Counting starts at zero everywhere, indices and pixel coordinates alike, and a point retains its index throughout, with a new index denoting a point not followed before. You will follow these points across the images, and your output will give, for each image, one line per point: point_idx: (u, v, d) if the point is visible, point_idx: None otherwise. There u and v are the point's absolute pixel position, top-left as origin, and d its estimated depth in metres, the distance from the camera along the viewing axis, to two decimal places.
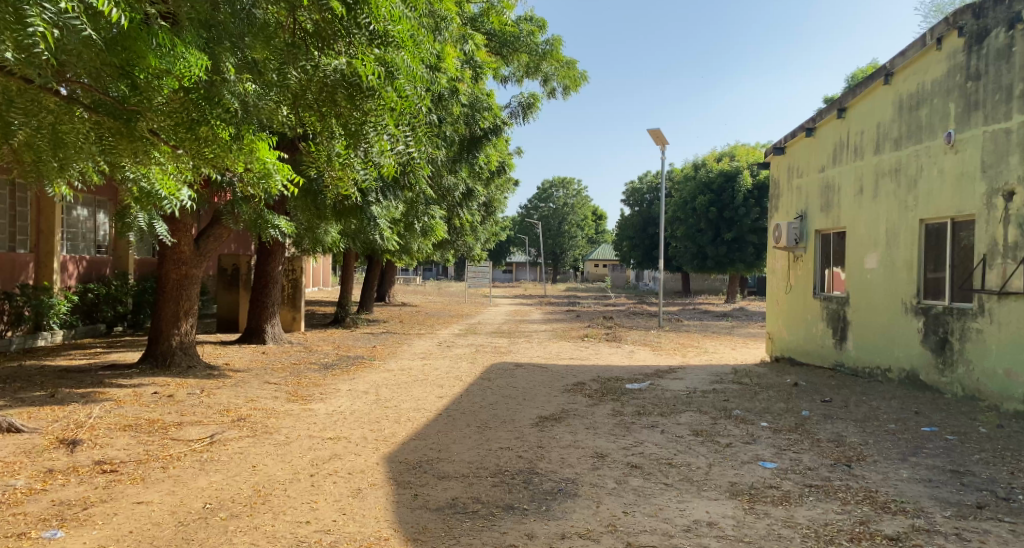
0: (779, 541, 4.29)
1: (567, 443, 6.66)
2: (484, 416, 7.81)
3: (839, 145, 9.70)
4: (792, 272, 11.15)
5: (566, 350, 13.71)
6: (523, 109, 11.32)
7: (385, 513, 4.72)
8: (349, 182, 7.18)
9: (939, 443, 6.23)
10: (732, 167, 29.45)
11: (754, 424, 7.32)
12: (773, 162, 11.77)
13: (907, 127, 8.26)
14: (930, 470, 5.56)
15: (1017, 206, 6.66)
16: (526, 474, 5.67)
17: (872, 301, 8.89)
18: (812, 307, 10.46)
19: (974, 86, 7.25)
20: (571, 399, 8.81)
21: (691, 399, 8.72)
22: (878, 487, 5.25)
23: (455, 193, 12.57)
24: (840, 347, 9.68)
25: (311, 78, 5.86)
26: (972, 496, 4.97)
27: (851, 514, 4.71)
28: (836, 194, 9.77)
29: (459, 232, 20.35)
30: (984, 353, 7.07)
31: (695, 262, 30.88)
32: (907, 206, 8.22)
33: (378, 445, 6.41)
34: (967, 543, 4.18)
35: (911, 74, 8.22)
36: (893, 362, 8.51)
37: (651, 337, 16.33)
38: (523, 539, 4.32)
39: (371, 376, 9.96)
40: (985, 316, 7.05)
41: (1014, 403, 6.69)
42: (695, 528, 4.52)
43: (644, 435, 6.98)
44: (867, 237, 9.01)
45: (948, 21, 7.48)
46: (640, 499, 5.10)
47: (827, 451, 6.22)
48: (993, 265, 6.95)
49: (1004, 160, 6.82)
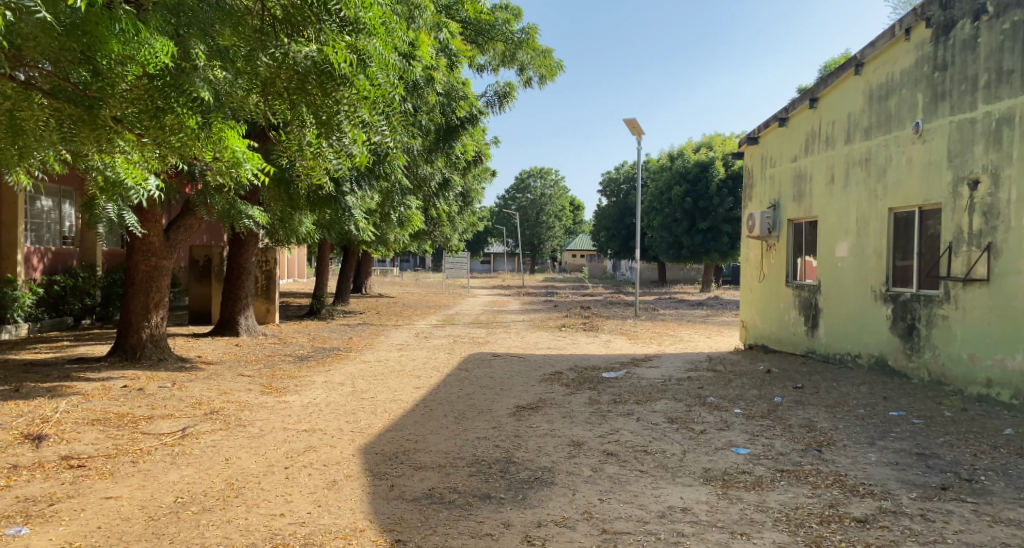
0: (751, 525, 4.36)
1: (544, 432, 6.69)
2: (461, 406, 7.81)
3: (810, 136, 9.83)
4: (765, 261, 11.30)
5: (544, 340, 13.75)
6: (500, 99, 11.21)
7: (361, 504, 4.70)
8: (322, 172, 6.98)
9: (906, 427, 6.36)
10: (707, 157, 29.78)
11: (728, 410, 7.43)
12: (748, 152, 11.85)
13: (876, 117, 8.40)
14: (897, 453, 5.69)
15: (982, 194, 6.82)
16: (504, 463, 5.69)
17: (842, 288, 9.07)
18: (785, 295, 10.62)
19: (941, 76, 7.36)
20: (549, 388, 8.84)
21: (667, 387, 8.82)
22: (847, 471, 5.35)
23: (431, 184, 12.48)
24: (811, 334, 9.85)
25: (280, 66, 5.77)
26: (936, 477, 5.10)
27: (821, 497, 4.81)
28: (809, 183, 9.91)
29: (437, 223, 20.22)
30: (950, 338, 7.22)
31: (671, 253, 31.05)
32: (877, 195, 8.36)
33: (354, 436, 6.38)
34: (932, 523, 4.29)
35: (880, 64, 8.35)
36: (862, 348, 8.69)
37: (628, 326, 16.47)
38: (500, 528, 4.34)
39: (346, 368, 9.89)
40: (951, 303, 7.19)
41: (977, 387, 6.88)
42: (669, 514, 4.58)
43: (620, 423, 7.04)
44: (838, 226, 9.15)
45: (915, 12, 7.58)
46: (616, 486, 5.14)
47: (799, 437, 6.33)
48: (959, 252, 7.09)
49: (970, 149, 6.97)
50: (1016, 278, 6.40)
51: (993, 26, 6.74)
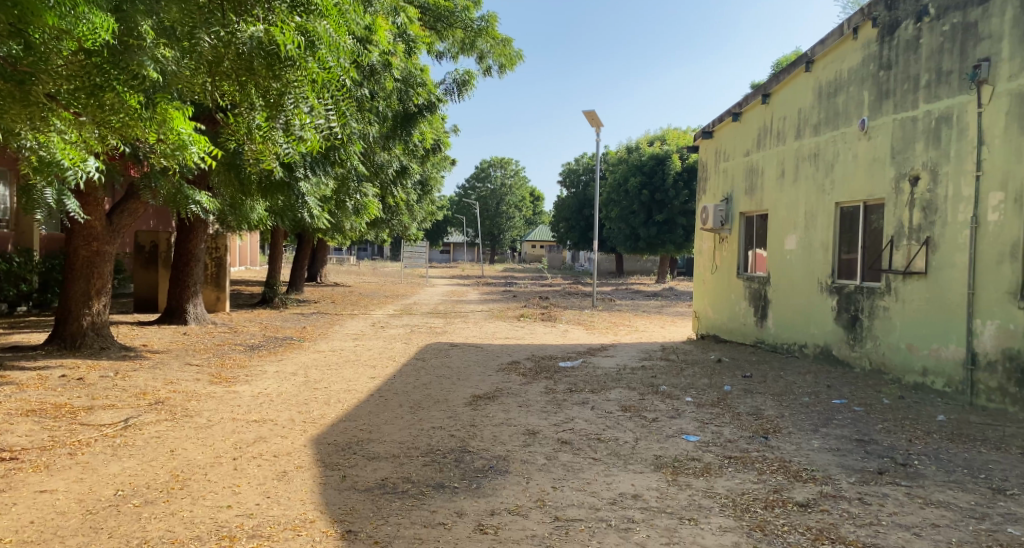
0: (699, 511, 4.47)
1: (500, 421, 6.71)
2: (417, 396, 7.77)
3: (762, 131, 10.05)
4: (717, 253, 11.53)
5: (502, 330, 13.78)
6: (459, 87, 11.04)
7: (311, 495, 4.64)
8: (272, 157, 6.77)
9: (847, 415, 6.61)
10: (662, 151, 30.23)
11: (679, 399, 7.59)
12: (702, 145, 12.06)
13: (825, 113, 8.63)
14: (839, 439, 5.90)
15: (922, 190, 7.07)
16: (458, 452, 5.68)
17: (791, 280, 9.32)
18: (736, 287, 10.87)
19: (885, 75, 7.60)
20: (506, 378, 8.87)
21: (621, 376, 8.95)
22: (792, 457, 5.53)
23: (389, 171, 12.10)
24: (760, 325, 10.12)
25: (226, 47, 5.43)
26: (874, 462, 5.30)
27: (766, 483, 4.96)
28: (760, 177, 10.15)
29: (394, 212, 19.99)
30: (889, 329, 7.50)
31: (628, 244, 31.40)
32: (825, 190, 8.60)
33: (306, 427, 6.28)
34: (868, 506, 4.46)
35: (830, 62, 8.58)
36: (809, 339, 8.96)
37: (585, 316, 16.62)
38: (453, 516, 4.34)
39: (299, 357, 9.75)
40: (891, 295, 7.46)
41: (913, 375, 7.16)
42: (621, 501, 4.66)
43: (575, 411, 7.11)
44: (788, 219, 9.39)
45: (863, 11, 7.79)
46: (569, 474, 5.20)
47: (746, 424, 6.50)
48: (899, 246, 7.35)
49: (911, 147, 7.22)
50: (951, 271, 6.67)
51: (935, 27, 6.95)
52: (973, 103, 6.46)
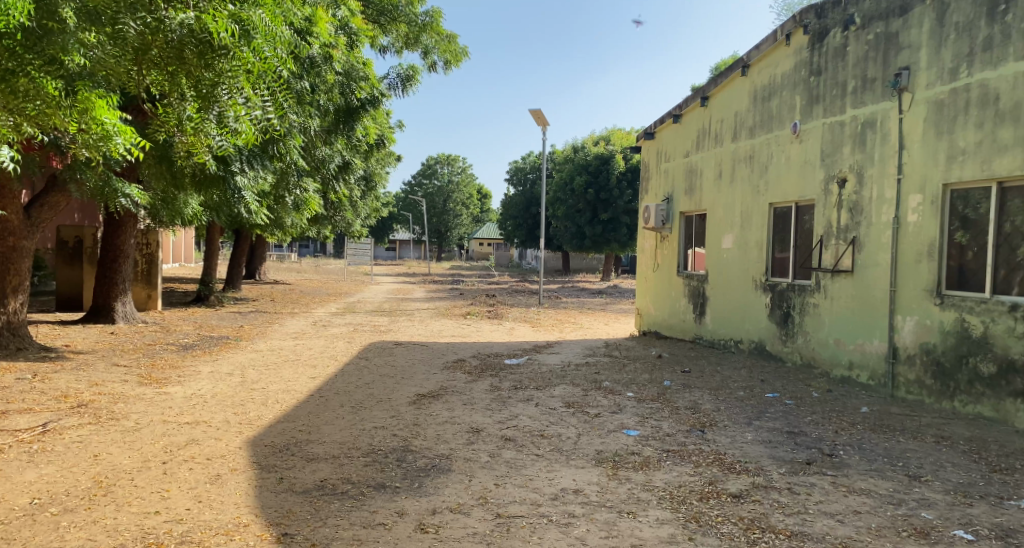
0: (638, 504, 4.55)
1: (443, 419, 6.67)
2: (359, 396, 7.64)
3: (702, 132, 10.31)
4: (659, 252, 11.76)
5: (447, 328, 13.71)
6: (403, 82, 10.91)
7: (245, 498, 4.50)
8: (205, 150, 6.54)
9: (779, 408, 6.85)
10: (607, 151, 30.66)
11: (621, 394, 7.71)
12: (644, 147, 12.28)
13: (760, 117, 8.91)
14: (771, 432, 6.11)
15: (849, 192, 7.38)
16: (400, 452, 5.62)
17: (728, 278, 9.59)
18: (676, 285, 11.12)
19: (816, 80, 7.90)
20: (451, 376, 8.82)
21: (565, 372, 9.04)
22: (727, 449, 5.70)
23: (330, 166, 11.85)
24: (699, 321, 10.38)
25: (153, 34, 5.16)
26: (803, 453, 5.52)
27: (702, 475, 5.08)
28: (699, 178, 10.41)
29: (336, 208, 19.62)
30: (819, 324, 7.82)
31: (574, 242, 31.71)
32: (759, 191, 8.89)
33: (241, 429, 6.09)
34: (797, 495, 4.63)
35: (764, 67, 8.86)
36: (744, 335, 9.24)
37: (530, 314, 16.71)
38: (393, 516, 4.28)
39: (236, 357, 9.45)
40: (821, 292, 7.77)
41: (840, 369, 7.48)
42: (562, 496, 4.70)
43: (519, 408, 7.13)
44: (725, 219, 9.66)
45: (795, 18, 8.07)
46: (511, 471, 5.21)
47: (684, 418, 6.66)
48: (828, 245, 7.66)
49: (838, 150, 7.53)
50: (875, 269, 6.99)
51: (860, 36, 7.26)
52: (895, 110, 6.78)
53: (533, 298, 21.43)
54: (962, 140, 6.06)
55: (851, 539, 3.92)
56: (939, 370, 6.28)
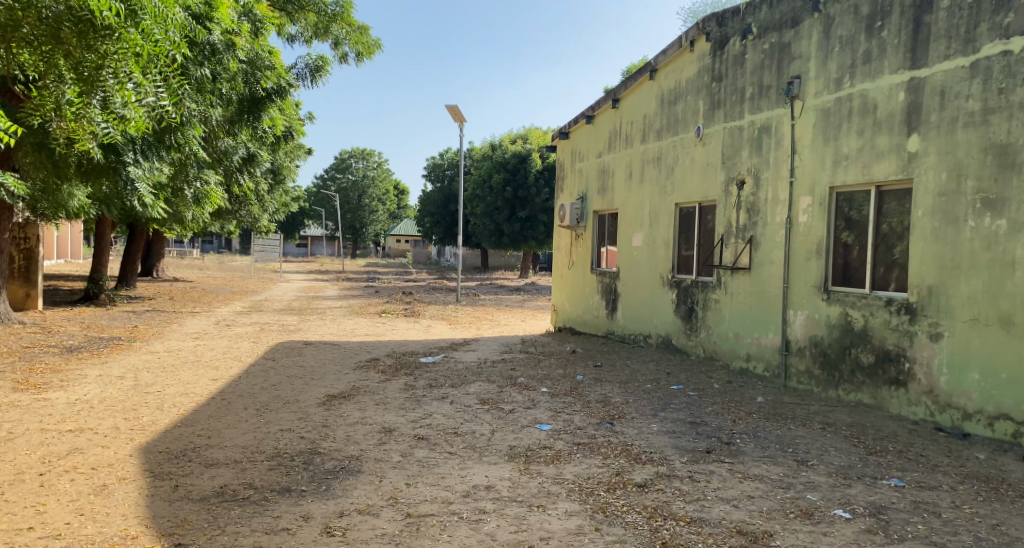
0: (548, 497, 4.61)
1: (354, 420, 6.52)
2: (265, 397, 7.35)
3: (613, 133, 10.58)
4: (573, 249, 11.98)
5: (361, 326, 13.42)
6: (312, 73, 10.49)
7: (135, 508, 4.23)
8: (88, 139, 6.08)
9: (684, 399, 7.14)
10: (524, 149, 30.89)
11: (535, 390, 7.79)
12: (559, 146, 12.48)
13: (667, 120, 9.24)
14: (675, 422, 6.35)
15: (747, 193, 7.77)
16: (307, 454, 5.44)
17: (638, 275, 9.89)
18: (590, 281, 11.36)
19: (717, 86, 8.27)
20: (363, 376, 8.64)
21: (481, 369, 9.05)
22: (634, 441, 5.87)
23: (234, 158, 11.32)
24: (611, 317, 10.65)
25: (23, 9, 4.82)
26: (704, 442, 5.77)
27: (609, 467, 5.22)
28: (611, 178, 10.67)
29: (242, 202, 18.79)
30: (720, 319, 8.19)
31: (492, 240, 31.76)
32: (666, 192, 9.22)
33: (133, 435, 5.72)
34: (697, 483, 4.83)
35: (670, 71, 9.19)
36: (652, 329, 9.56)
37: (448, 311, 16.62)
38: (298, 521, 4.14)
39: (129, 360, 8.86)
40: (722, 288, 8.15)
41: (739, 361, 7.88)
42: (473, 493, 4.69)
43: (432, 407, 7.07)
44: (635, 218, 9.96)
45: (698, 25, 8.42)
46: (423, 469, 5.15)
47: (595, 411, 6.81)
48: (729, 243, 8.04)
49: (738, 154, 7.91)
50: (770, 267, 7.39)
51: (757, 45, 7.65)
52: (787, 116, 7.19)
53: (453, 297, 20.32)
54: (846, 147, 6.49)
55: (744, 522, 4.12)
56: (826, 361, 6.72)
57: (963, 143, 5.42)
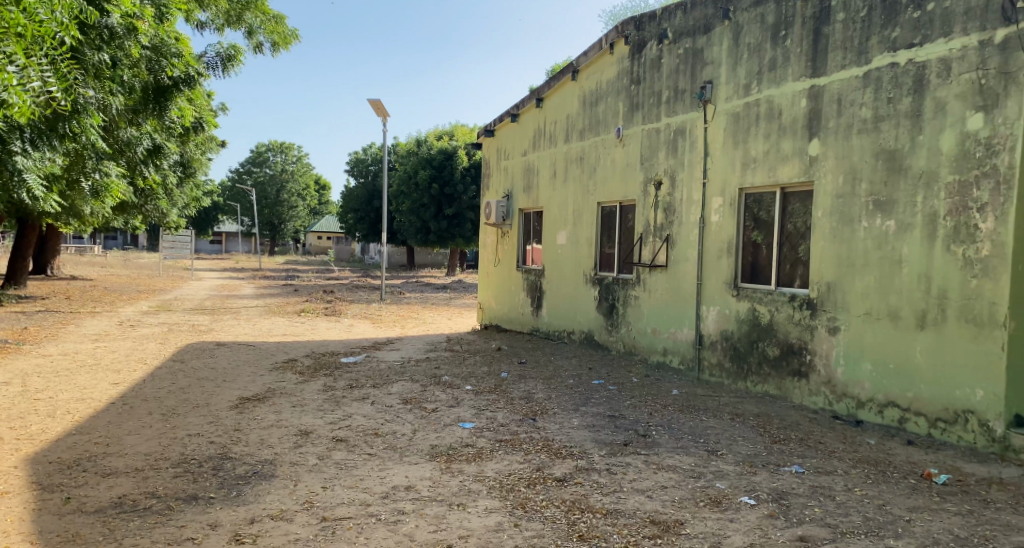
0: (468, 495, 4.59)
1: (269, 423, 6.28)
2: (172, 402, 6.97)
3: (537, 132, 10.67)
4: (499, 247, 12.01)
5: (279, 326, 12.96)
6: (223, 63, 9.92)
7: (19, 525, 3.91)
8: None
9: (604, 394, 7.29)
10: (450, 146, 30.72)
11: (459, 388, 7.75)
12: (485, 144, 12.48)
13: (588, 120, 9.41)
14: (595, 417, 6.47)
15: (664, 193, 8.01)
16: (217, 460, 5.20)
17: (561, 272, 10.03)
18: (515, 279, 11.42)
19: (636, 89, 8.47)
20: (280, 377, 8.35)
21: (404, 369, 8.92)
22: (555, 436, 5.94)
23: (138, 149, 10.61)
24: (536, 314, 10.75)
25: None
26: (622, 435, 5.90)
27: (530, 462, 5.25)
28: (535, 177, 10.76)
29: (149, 196, 17.75)
30: (639, 315, 8.41)
31: (418, 238, 31.42)
32: (589, 191, 9.38)
33: (20, 445, 5.30)
34: (614, 475, 4.94)
35: (591, 73, 9.36)
36: (575, 326, 9.72)
37: (371, 310, 16.31)
38: (204, 530, 3.94)
39: (17, 364, 8.20)
40: (641, 285, 8.37)
41: (657, 356, 8.12)
42: (392, 494, 4.61)
43: (352, 408, 6.91)
44: (559, 216, 10.08)
45: (617, 29, 8.61)
46: (341, 472, 5.03)
47: (518, 408, 6.85)
48: (647, 242, 8.27)
49: (655, 155, 8.14)
50: (685, 264, 7.65)
51: (672, 50, 7.89)
52: (701, 119, 7.45)
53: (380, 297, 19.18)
54: (754, 150, 6.79)
55: (657, 512, 4.24)
56: (736, 354, 7.02)
57: (857, 149, 5.77)
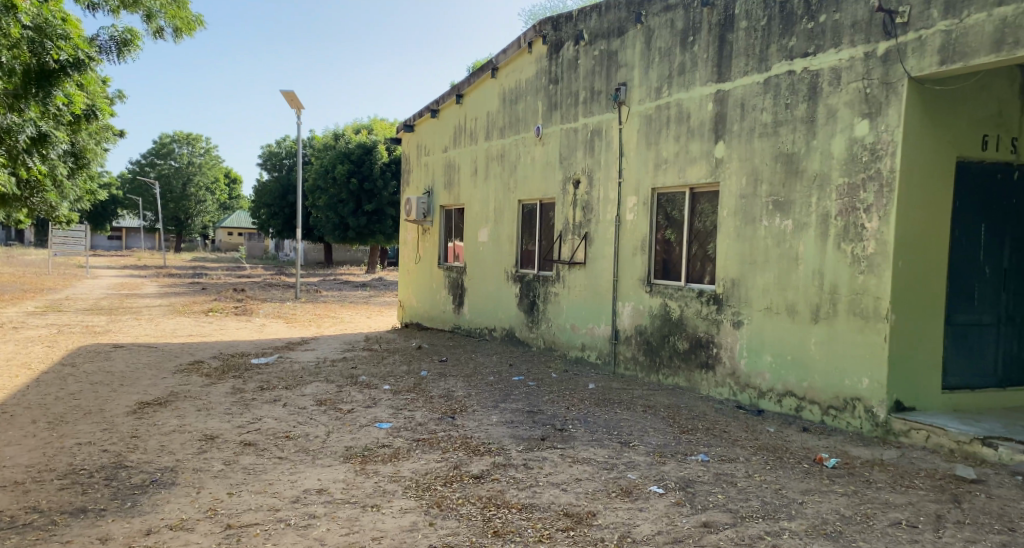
0: (382, 496, 4.50)
1: (171, 428, 5.94)
2: (61, 409, 6.47)
3: (457, 129, 10.63)
4: (420, 244, 11.87)
5: (185, 326, 12.30)
6: (119, 47, 8.90)
7: None
8: None
9: (523, 390, 7.34)
10: (369, 140, 30.06)
11: (377, 388, 7.60)
12: (405, 139, 12.30)
13: (508, 118, 9.44)
14: (513, 413, 6.51)
15: (582, 192, 8.15)
16: (110, 469, 4.86)
17: (483, 269, 10.03)
18: (436, 276, 11.32)
19: (554, 88, 8.58)
20: (184, 380, 7.91)
21: (319, 369, 8.67)
22: (473, 433, 5.92)
23: (19, 137, 9.70)
24: (458, 312, 10.70)
25: None
26: (539, 430, 5.96)
27: (448, 461, 5.21)
28: (456, 173, 10.71)
29: (35, 188, 16.39)
30: (559, 312, 8.52)
31: (336, 234, 30.63)
32: (509, 188, 9.42)
33: None
34: (531, 470, 4.98)
35: (510, 71, 9.41)
36: (497, 323, 9.74)
37: (286, 309, 15.74)
38: (93, 544, 3.68)
39: None
40: (561, 282, 8.48)
41: (576, 351, 8.26)
42: (303, 497, 4.46)
43: (263, 410, 6.64)
44: (480, 213, 10.07)
45: (535, 28, 8.69)
46: (248, 477, 4.82)
47: (436, 406, 6.79)
48: (566, 239, 8.39)
49: (573, 154, 8.27)
50: (603, 262, 7.81)
51: (588, 51, 8.04)
52: (616, 120, 7.63)
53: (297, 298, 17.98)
54: (665, 151, 7.02)
55: (571, 505, 4.31)
56: (649, 348, 7.24)
57: (759, 152, 6.07)
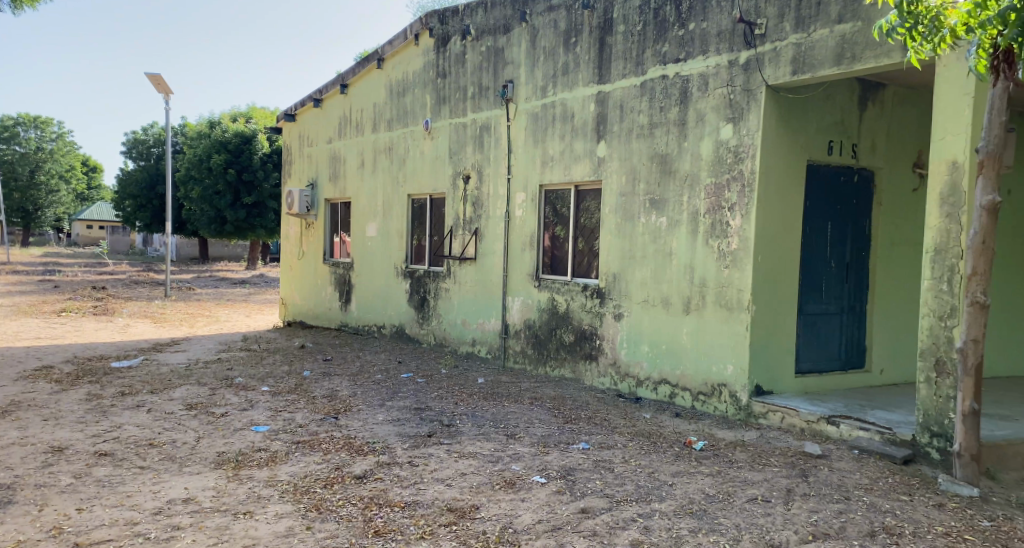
0: (256, 502, 4.27)
1: (10, 441, 5.31)
2: None
3: (343, 120, 10.30)
4: (303, 239, 11.39)
5: (32, 329, 11.08)
6: None
7: None
8: None
9: (411, 387, 7.23)
10: (249, 129, 28.44)
11: (254, 390, 7.21)
12: (286, 129, 11.76)
13: (396, 110, 9.27)
14: (400, 410, 6.40)
15: (471, 187, 8.15)
16: None
17: (371, 264, 9.79)
18: (322, 272, 10.92)
19: (442, 82, 8.52)
20: (29, 388, 7.11)
21: (190, 371, 8.10)
22: (357, 433, 5.75)
23: None
24: (345, 309, 10.38)
25: None
26: (426, 427, 5.90)
27: (329, 462, 5.04)
28: (342, 166, 10.37)
29: None
30: (449, 307, 8.48)
31: (212, 228, 28.78)
32: (398, 182, 9.25)
33: None
34: (415, 467, 4.91)
35: (397, 63, 9.24)
36: (386, 320, 9.55)
37: (153, 308, 14.58)
38: None
39: None
40: (451, 278, 8.44)
41: (467, 346, 8.26)
42: (166, 508, 4.14)
43: (123, 418, 6.10)
44: (368, 207, 9.83)
45: (421, 20, 8.59)
46: (103, 490, 4.40)
47: (319, 407, 6.54)
48: (456, 235, 8.37)
49: (462, 149, 8.25)
50: (492, 257, 7.85)
51: (475, 46, 8.05)
52: (504, 117, 7.70)
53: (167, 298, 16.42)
54: (551, 149, 7.16)
55: (455, 499, 4.29)
56: (537, 342, 7.37)
57: (637, 152, 6.33)
